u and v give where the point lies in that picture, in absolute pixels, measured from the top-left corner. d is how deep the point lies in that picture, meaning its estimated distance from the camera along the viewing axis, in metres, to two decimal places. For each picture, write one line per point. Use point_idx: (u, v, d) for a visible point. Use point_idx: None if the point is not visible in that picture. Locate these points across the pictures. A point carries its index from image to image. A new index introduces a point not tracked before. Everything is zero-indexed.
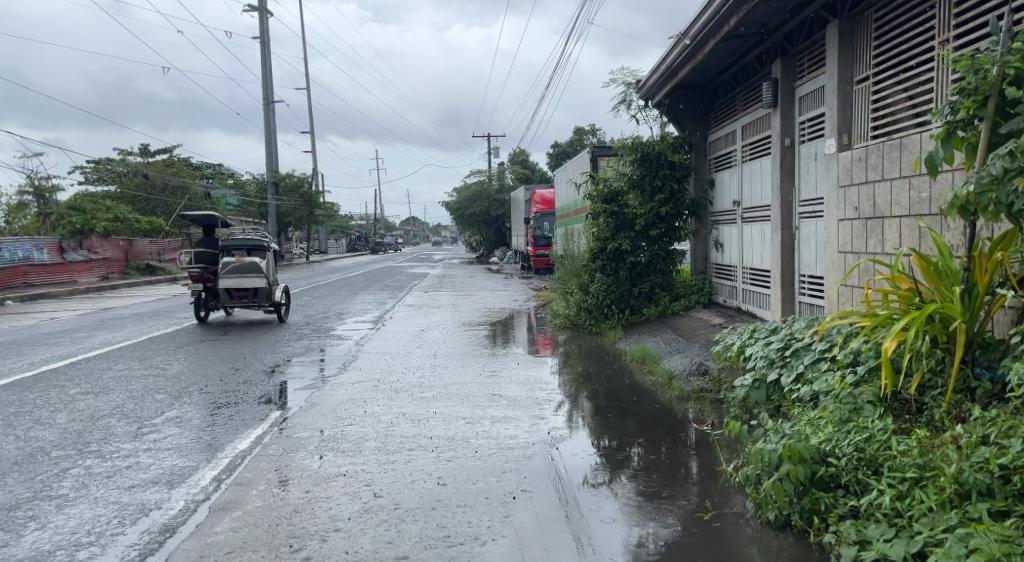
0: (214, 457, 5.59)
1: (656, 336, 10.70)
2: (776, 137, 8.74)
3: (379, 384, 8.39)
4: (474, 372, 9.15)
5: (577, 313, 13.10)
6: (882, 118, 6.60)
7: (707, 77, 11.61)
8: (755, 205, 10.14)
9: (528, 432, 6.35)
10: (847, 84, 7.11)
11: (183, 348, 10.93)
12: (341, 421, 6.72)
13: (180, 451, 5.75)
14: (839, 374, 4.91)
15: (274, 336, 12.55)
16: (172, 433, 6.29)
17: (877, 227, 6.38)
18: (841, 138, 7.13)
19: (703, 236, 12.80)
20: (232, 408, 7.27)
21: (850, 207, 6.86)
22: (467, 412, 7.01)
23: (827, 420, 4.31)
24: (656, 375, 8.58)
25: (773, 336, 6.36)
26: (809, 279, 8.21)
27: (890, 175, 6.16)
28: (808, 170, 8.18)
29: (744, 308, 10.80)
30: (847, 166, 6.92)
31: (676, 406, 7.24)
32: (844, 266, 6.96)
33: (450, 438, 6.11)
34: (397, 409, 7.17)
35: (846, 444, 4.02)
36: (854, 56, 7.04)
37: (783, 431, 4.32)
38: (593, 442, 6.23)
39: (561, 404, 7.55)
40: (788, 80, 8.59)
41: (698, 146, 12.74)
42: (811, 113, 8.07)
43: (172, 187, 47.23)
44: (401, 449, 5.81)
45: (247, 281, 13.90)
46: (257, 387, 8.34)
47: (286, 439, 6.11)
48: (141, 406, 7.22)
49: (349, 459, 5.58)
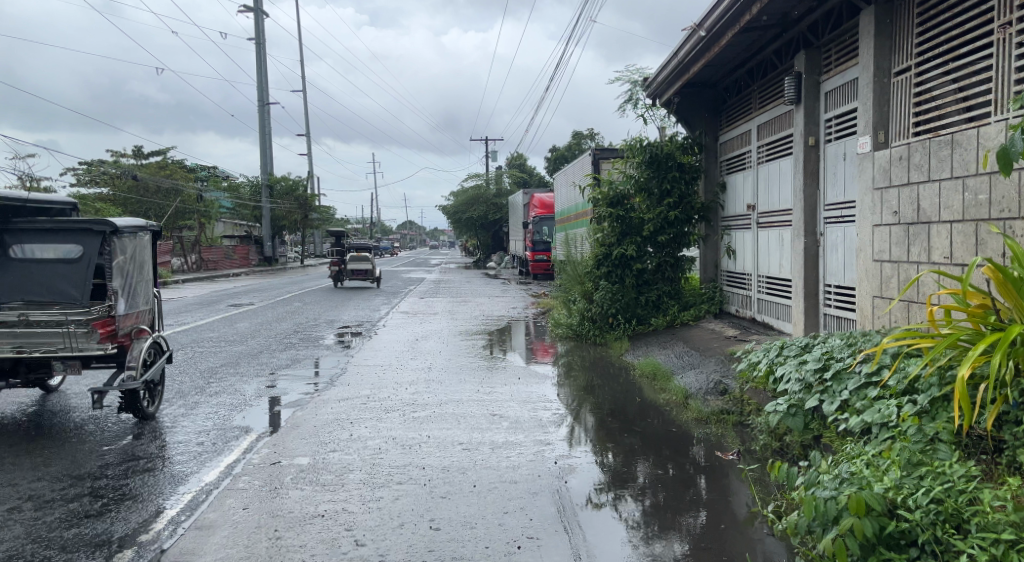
0: (176, 493, 4.90)
1: (666, 348, 10.02)
2: (799, 136, 8.08)
3: (368, 402, 7.71)
4: (471, 388, 8.47)
5: (580, 322, 12.49)
6: (926, 112, 5.93)
7: (719, 74, 10.97)
8: (772, 210, 9.49)
9: (532, 461, 5.67)
10: (884, 76, 6.44)
11: (159, 360, 10.25)
12: (323, 447, 6.04)
13: (137, 484, 5.06)
14: (896, 404, 4.25)
15: (259, 346, 11.88)
16: (132, 460, 5.62)
17: (922, 234, 5.72)
18: (876, 136, 6.46)
19: (713, 242, 12.12)
20: (203, 430, 6.58)
21: (888, 211, 6.20)
22: (464, 436, 6.34)
23: (892, 463, 3.64)
24: (667, 393, 7.93)
25: (806, 354, 5.70)
26: (837, 290, 7.55)
27: (939, 176, 5.51)
28: (837, 172, 7.51)
29: (759, 319, 10.15)
30: (884, 167, 6.27)
31: (694, 430, 6.57)
32: (881, 277, 6.30)
33: (445, 469, 5.43)
34: (386, 432, 6.49)
35: (920, 495, 3.35)
36: (893, 45, 6.38)
37: (840, 475, 3.65)
38: (605, 472, 5.54)
39: (566, 425, 6.90)
40: (812, 73, 7.92)
41: (709, 147, 12.06)
42: (840, 109, 7.42)
43: (165, 189, 46.56)
44: (389, 483, 5.13)
45: (362, 264, 26.13)
46: (234, 405, 7.66)
47: (261, 470, 5.42)
48: (103, 429, 6.52)
49: (329, 495, 4.89)
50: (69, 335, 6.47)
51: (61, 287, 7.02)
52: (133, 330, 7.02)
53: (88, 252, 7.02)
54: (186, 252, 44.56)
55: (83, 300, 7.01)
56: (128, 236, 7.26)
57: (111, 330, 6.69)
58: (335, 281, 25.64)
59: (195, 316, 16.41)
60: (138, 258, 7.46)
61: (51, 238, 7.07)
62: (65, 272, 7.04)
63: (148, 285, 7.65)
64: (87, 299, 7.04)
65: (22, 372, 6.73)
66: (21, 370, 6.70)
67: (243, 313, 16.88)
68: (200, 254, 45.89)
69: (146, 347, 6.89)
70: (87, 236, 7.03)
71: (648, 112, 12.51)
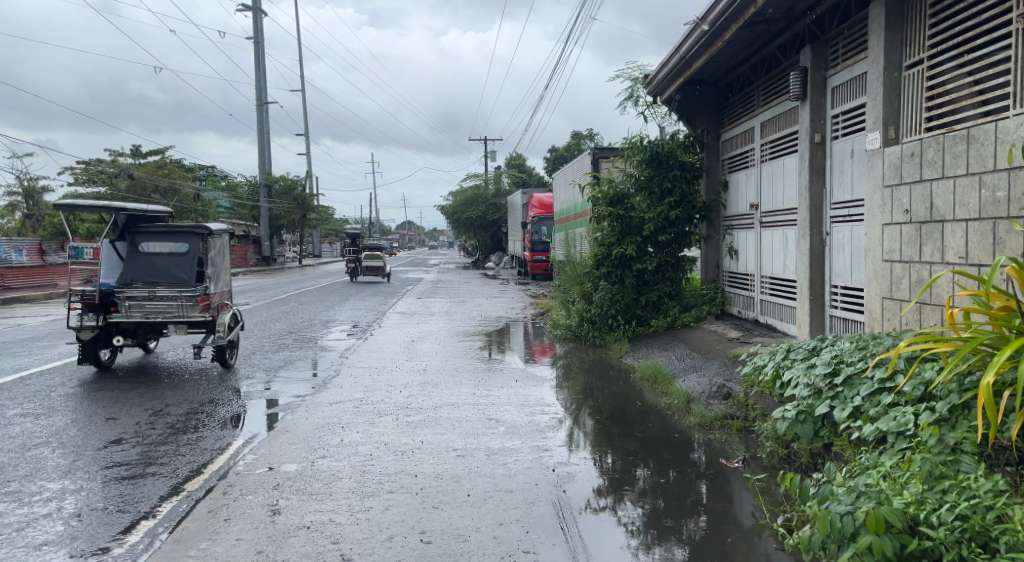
0: (155, 502, 4.67)
1: (668, 350, 9.80)
2: (805, 133, 7.86)
3: (361, 406, 7.49)
4: (468, 391, 8.25)
5: (579, 323, 12.27)
6: (939, 107, 5.71)
7: (722, 70, 10.75)
8: (776, 209, 9.27)
9: (529, 469, 5.44)
10: (895, 70, 6.22)
11: (149, 361, 10.03)
12: (312, 453, 5.81)
13: (115, 493, 4.83)
14: (913, 411, 4.03)
15: (253, 347, 11.66)
16: (112, 467, 5.39)
17: (935, 233, 5.50)
18: (886, 132, 6.24)
19: (715, 242, 11.90)
20: (188, 434, 6.35)
21: (899, 209, 5.99)
22: (459, 442, 6.11)
23: (912, 476, 3.42)
24: (669, 397, 7.69)
25: (815, 359, 5.47)
26: (845, 292, 7.33)
27: (953, 173, 5.30)
28: (845, 169, 7.29)
29: (762, 321, 9.92)
30: (894, 164, 6.06)
31: (698, 436, 6.34)
32: (891, 277, 6.08)
33: (438, 477, 5.21)
34: (378, 438, 6.26)
35: (944, 511, 3.13)
36: (904, 38, 6.16)
37: (856, 488, 3.43)
38: (605, 479, 5.32)
39: (565, 431, 6.66)
40: (819, 68, 7.70)
41: (711, 145, 11.83)
42: (848, 105, 7.20)
43: (162, 188, 46.37)
44: (379, 492, 4.90)
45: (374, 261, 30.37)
46: (223, 408, 7.43)
47: (246, 478, 5.19)
48: (85, 433, 6.29)
49: (316, 505, 4.66)
50: (181, 305, 9.15)
51: (171, 271, 9.61)
52: (223, 303, 9.59)
53: (193, 247, 9.70)
54: None
55: (189, 279, 9.57)
56: (218, 236, 9.82)
57: (209, 303, 9.30)
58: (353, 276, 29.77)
59: None
60: (219, 251, 9.90)
61: (164, 238, 9.77)
62: (175, 262, 9.67)
63: (226, 273, 10.06)
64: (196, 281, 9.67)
65: (140, 334, 9.36)
66: (140, 333, 9.34)
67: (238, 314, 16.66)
68: None
69: (230, 317, 9.55)
70: (191, 235, 9.71)
71: (649, 109, 12.29)
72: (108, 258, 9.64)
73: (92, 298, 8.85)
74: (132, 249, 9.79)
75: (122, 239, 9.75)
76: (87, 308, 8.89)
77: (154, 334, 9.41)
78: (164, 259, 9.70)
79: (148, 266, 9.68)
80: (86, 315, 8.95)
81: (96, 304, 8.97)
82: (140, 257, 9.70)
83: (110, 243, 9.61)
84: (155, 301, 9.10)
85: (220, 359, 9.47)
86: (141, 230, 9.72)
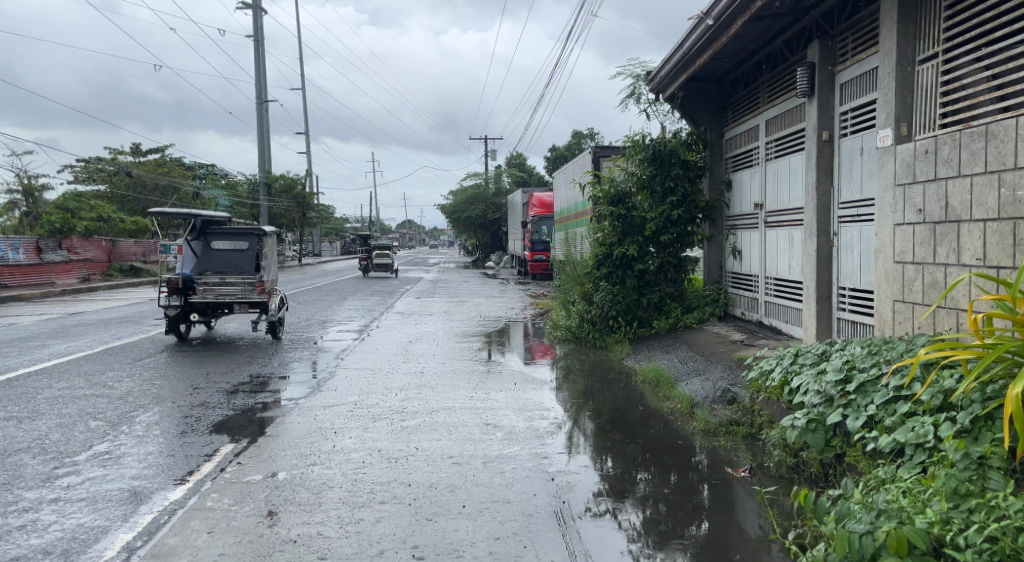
0: (136, 513, 4.46)
1: (670, 352, 9.59)
2: (812, 131, 7.65)
3: (355, 409, 7.28)
4: (465, 394, 8.04)
5: (579, 324, 12.08)
6: (954, 103, 5.50)
7: (726, 67, 10.54)
8: (781, 208, 9.07)
9: (527, 478, 5.23)
10: (907, 65, 6.01)
11: (140, 362, 9.81)
12: (302, 460, 5.59)
13: (94, 503, 4.62)
14: (933, 421, 3.82)
15: (247, 347, 11.45)
16: (93, 475, 5.18)
17: (951, 234, 5.29)
18: (898, 128, 6.04)
19: (718, 243, 11.68)
20: (175, 439, 6.14)
21: (912, 209, 5.77)
22: (455, 449, 5.90)
23: (936, 493, 3.22)
24: (672, 401, 7.48)
25: (824, 364, 5.26)
26: (854, 294, 7.12)
27: (970, 171, 5.09)
28: (854, 168, 7.08)
29: (767, 323, 9.71)
30: (907, 162, 5.85)
31: (702, 442, 6.13)
32: (903, 279, 5.88)
33: (433, 486, 5.00)
34: (372, 444, 6.05)
35: (972, 532, 2.92)
36: (917, 32, 5.95)
37: (877, 507, 3.23)
38: (607, 488, 5.11)
39: (565, 436, 6.46)
40: (827, 64, 7.49)
41: (714, 144, 11.63)
42: (857, 101, 6.99)
43: (161, 186, 46.18)
44: (371, 502, 4.69)
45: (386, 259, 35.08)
46: (213, 412, 7.22)
47: (231, 487, 4.97)
48: (68, 438, 6.08)
49: (305, 517, 4.45)
50: (244, 289, 11.73)
51: (236, 264, 12.27)
52: (274, 288, 12.38)
53: (252, 244, 12.40)
54: None
55: (249, 269, 12.28)
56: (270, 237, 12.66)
57: (262, 288, 11.81)
58: (365, 268, 34.04)
59: None
60: (269, 248, 12.66)
61: (229, 237, 12.41)
62: (239, 256, 12.33)
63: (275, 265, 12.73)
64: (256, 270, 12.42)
65: (210, 313, 11.85)
66: (210, 312, 11.83)
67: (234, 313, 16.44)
68: None
69: (281, 300, 12.02)
70: (250, 235, 12.43)
71: (651, 107, 12.07)
72: (187, 253, 12.10)
73: (179, 282, 11.54)
74: (202, 246, 12.34)
75: (196, 239, 12.27)
76: (172, 291, 11.51)
77: (220, 314, 12.00)
78: (230, 254, 12.35)
79: (218, 259, 12.34)
80: (172, 296, 11.54)
81: (180, 288, 11.60)
82: (210, 252, 12.31)
83: (186, 242, 12.10)
84: (223, 287, 11.72)
85: (272, 333, 12.16)
86: (211, 232, 12.31)
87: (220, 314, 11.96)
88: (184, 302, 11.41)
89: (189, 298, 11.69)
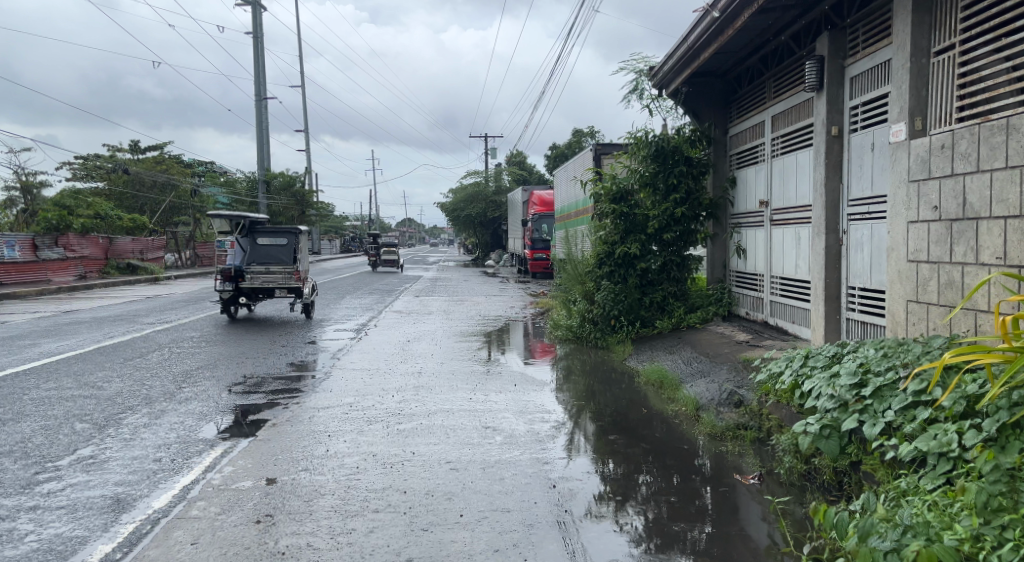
0: (118, 522, 4.26)
1: (673, 353, 9.38)
2: (821, 126, 7.44)
3: (350, 412, 7.08)
4: (464, 396, 7.84)
5: (580, 324, 11.87)
6: (971, 96, 5.30)
7: (731, 62, 10.33)
8: (787, 206, 8.87)
9: (528, 485, 5.02)
10: (922, 57, 5.80)
11: (132, 362, 9.60)
12: (294, 466, 5.39)
13: (74, 512, 4.42)
14: (957, 428, 3.61)
15: (242, 347, 11.25)
16: (75, 481, 4.97)
17: (969, 232, 5.09)
18: (913, 123, 5.83)
19: (722, 241, 11.48)
20: (163, 442, 5.94)
21: (927, 206, 5.57)
22: (453, 454, 5.70)
23: (965, 508, 3.02)
24: (677, 403, 7.29)
25: (836, 366, 5.06)
26: (864, 293, 6.92)
27: (990, 166, 4.89)
28: (864, 164, 6.87)
29: (772, 323, 9.52)
30: (922, 157, 5.65)
31: (707, 447, 5.93)
32: (918, 279, 5.67)
33: (429, 494, 4.80)
34: (367, 448, 5.85)
35: (1007, 552, 2.72)
36: (932, 22, 5.75)
37: (903, 523, 3.03)
38: (610, 495, 4.90)
39: (566, 439, 6.26)
40: (836, 57, 7.28)
41: (718, 141, 11.43)
42: (868, 95, 6.79)
43: (160, 183, 45.96)
44: (364, 511, 4.48)
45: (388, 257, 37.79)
46: (204, 414, 7.01)
47: (219, 494, 4.76)
48: (52, 441, 5.88)
49: (295, 526, 4.25)
50: (284, 276, 14.63)
51: (277, 257, 15.17)
52: (307, 279, 14.99)
53: (290, 240, 15.16)
54: (179, 247, 43.89)
55: (289, 261, 15.23)
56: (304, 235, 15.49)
57: (298, 276, 14.67)
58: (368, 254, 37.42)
59: (179, 314, 15.75)
60: (303, 244, 15.38)
61: (272, 235, 15.27)
62: (279, 251, 15.17)
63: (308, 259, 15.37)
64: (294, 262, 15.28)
65: (256, 296, 14.72)
66: (257, 294, 14.68)
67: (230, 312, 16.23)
68: (195, 250, 45.21)
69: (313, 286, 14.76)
70: (289, 233, 15.15)
71: (654, 103, 11.87)
72: (238, 247, 14.94)
73: (230, 271, 14.27)
74: (250, 242, 15.17)
75: (246, 236, 15.14)
76: (225, 278, 14.21)
77: (261, 298, 14.86)
78: (272, 249, 15.23)
79: (263, 253, 15.24)
80: (224, 283, 14.18)
81: (233, 276, 14.39)
82: (256, 248, 15.14)
83: (238, 237, 14.98)
84: (266, 275, 14.60)
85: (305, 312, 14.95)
86: (259, 231, 15.20)
87: (260, 297, 14.74)
88: (232, 286, 14.15)
89: (239, 284, 14.54)
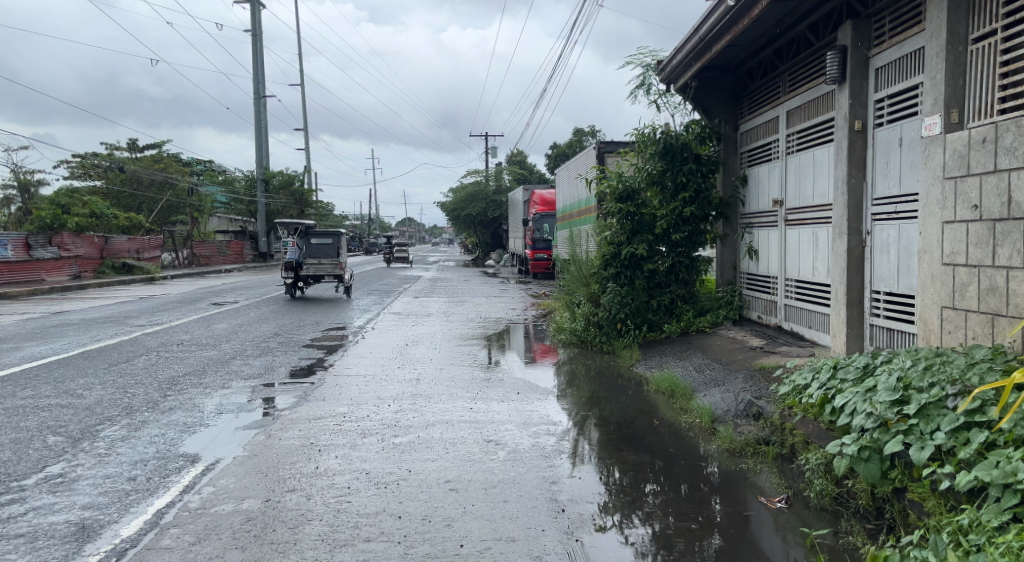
0: (79, 555, 3.85)
1: (684, 359, 8.97)
2: (843, 120, 7.02)
3: (343, 423, 6.67)
4: (463, 405, 7.42)
5: (585, 328, 11.44)
6: (1016, 86, 4.87)
7: (744, 54, 9.90)
8: (804, 206, 8.44)
9: (535, 508, 4.60)
10: (958, 44, 5.38)
11: (116, 367, 9.19)
12: (281, 485, 4.97)
13: (33, 542, 4.01)
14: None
15: (232, 351, 10.82)
16: (39, 505, 4.57)
17: (1015, 233, 4.67)
18: (948, 115, 5.41)
19: (732, 242, 11.04)
20: (140, 458, 5.53)
21: (965, 205, 5.15)
22: (453, 472, 5.28)
23: None
24: (691, 414, 6.87)
25: (868, 380, 4.64)
26: (890, 298, 6.49)
27: None
28: (892, 160, 6.44)
29: (786, 327, 9.10)
30: (960, 152, 5.22)
31: (726, 464, 5.49)
32: (955, 284, 5.25)
33: (426, 519, 4.38)
34: (360, 465, 5.43)
35: None
36: (970, 6, 5.32)
37: None
38: (623, 520, 4.46)
39: (573, 455, 5.83)
40: (860, 47, 6.85)
41: (728, 137, 11.00)
42: (896, 87, 6.36)
43: (157, 182, 45.59)
44: (354, 540, 4.06)
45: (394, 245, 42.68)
46: (187, 425, 6.58)
47: (196, 520, 4.34)
48: (21, 457, 5.47)
49: (277, 559, 3.83)
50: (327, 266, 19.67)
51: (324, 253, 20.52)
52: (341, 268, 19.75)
53: (333, 240, 20.46)
54: (177, 246, 43.51)
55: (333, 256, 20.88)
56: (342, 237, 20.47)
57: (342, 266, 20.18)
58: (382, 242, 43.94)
59: (170, 316, 15.35)
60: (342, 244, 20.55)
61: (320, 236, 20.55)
62: (325, 248, 20.68)
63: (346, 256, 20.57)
64: (337, 256, 20.72)
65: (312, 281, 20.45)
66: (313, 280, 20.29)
67: (222, 314, 15.82)
68: (192, 249, 44.81)
69: (350, 273, 19.90)
70: (333, 235, 20.43)
71: (662, 98, 11.44)
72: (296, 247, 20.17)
73: (291, 263, 19.93)
74: (305, 242, 20.42)
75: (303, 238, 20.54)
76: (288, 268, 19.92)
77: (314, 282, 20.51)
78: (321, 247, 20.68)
79: (315, 250, 20.82)
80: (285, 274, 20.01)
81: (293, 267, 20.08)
82: (309, 246, 20.55)
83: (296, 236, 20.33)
84: (317, 265, 20.39)
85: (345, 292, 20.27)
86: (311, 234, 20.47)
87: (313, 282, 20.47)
88: (294, 273, 19.95)
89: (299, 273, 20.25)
